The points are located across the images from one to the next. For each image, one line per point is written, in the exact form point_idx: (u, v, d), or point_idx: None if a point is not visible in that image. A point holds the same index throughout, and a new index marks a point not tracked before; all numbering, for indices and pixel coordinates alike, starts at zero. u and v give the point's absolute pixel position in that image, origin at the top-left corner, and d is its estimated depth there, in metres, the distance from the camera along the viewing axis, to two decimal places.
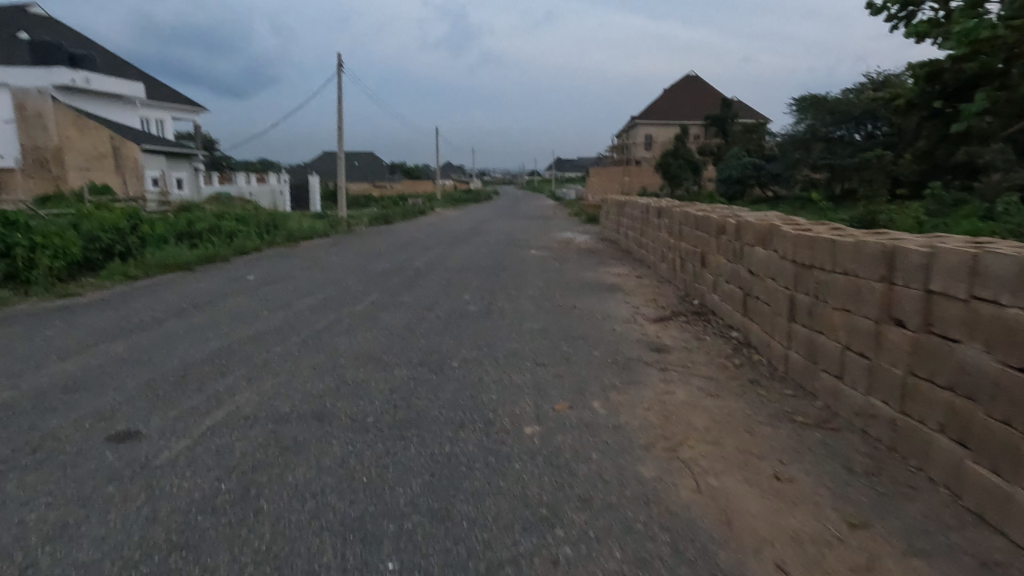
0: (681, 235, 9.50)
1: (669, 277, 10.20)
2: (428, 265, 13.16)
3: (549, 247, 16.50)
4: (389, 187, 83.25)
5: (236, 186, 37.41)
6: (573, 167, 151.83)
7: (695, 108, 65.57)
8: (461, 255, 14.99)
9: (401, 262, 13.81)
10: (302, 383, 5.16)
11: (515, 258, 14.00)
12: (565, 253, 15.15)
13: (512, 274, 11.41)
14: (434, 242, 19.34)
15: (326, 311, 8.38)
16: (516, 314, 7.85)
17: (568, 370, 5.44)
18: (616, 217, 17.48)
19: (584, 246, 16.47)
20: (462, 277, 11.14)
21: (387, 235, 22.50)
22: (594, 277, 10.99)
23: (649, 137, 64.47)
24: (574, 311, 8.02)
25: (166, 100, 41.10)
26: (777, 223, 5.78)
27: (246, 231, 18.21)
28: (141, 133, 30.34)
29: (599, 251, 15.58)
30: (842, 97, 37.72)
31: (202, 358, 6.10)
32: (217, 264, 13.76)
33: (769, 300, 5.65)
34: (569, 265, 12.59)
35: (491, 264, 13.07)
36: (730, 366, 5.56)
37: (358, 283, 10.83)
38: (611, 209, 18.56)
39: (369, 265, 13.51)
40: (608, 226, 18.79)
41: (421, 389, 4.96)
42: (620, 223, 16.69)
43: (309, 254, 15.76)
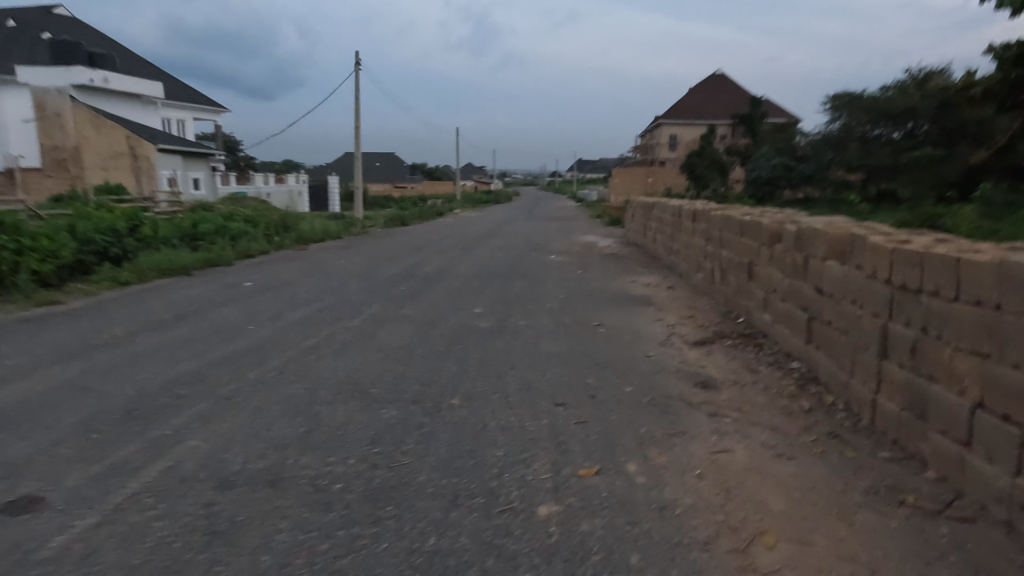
0: (721, 242, 8.35)
1: (705, 288, 9.06)
2: (439, 272, 12.18)
3: (569, 251, 15.42)
4: (409, 188, 82.81)
5: (253, 186, 37.07)
6: (596, 168, 150.02)
7: (722, 107, 63.65)
8: (475, 261, 14.01)
9: (409, 268, 12.89)
10: (267, 425, 4.21)
11: (532, 265, 12.97)
12: (587, 258, 14.07)
13: (529, 282, 10.37)
14: (449, 245, 18.40)
15: (318, 325, 7.47)
16: (530, 333, 6.83)
17: (592, 413, 4.40)
18: (642, 219, 16.27)
19: (607, 251, 15.34)
20: (474, 286, 10.16)
21: (401, 237, 21.68)
22: (619, 287, 9.89)
23: (674, 137, 62.78)
24: (599, 330, 6.95)
25: (186, 100, 41.12)
26: (858, 232, 4.64)
27: (254, 233, 17.51)
28: (158, 132, 29.92)
29: (623, 256, 14.44)
30: (880, 94, 35.73)
31: (162, 386, 5.20)
32: (218, 268, 13.01)
33: (847, 329, 4.52)
34: (591, 273, 11.49)
35: (506, 270, 12.07)
36: (798, 411, 4.45)
37: (360, 291, 9.93)
38: (636, 211, 17.34)
39: (376, 271, 12.62)
40: (633, 229, 17.60)
41: (409, 438, 3.98)
42: (647, 226, 15.53)
43: (316, 258, 14.95)
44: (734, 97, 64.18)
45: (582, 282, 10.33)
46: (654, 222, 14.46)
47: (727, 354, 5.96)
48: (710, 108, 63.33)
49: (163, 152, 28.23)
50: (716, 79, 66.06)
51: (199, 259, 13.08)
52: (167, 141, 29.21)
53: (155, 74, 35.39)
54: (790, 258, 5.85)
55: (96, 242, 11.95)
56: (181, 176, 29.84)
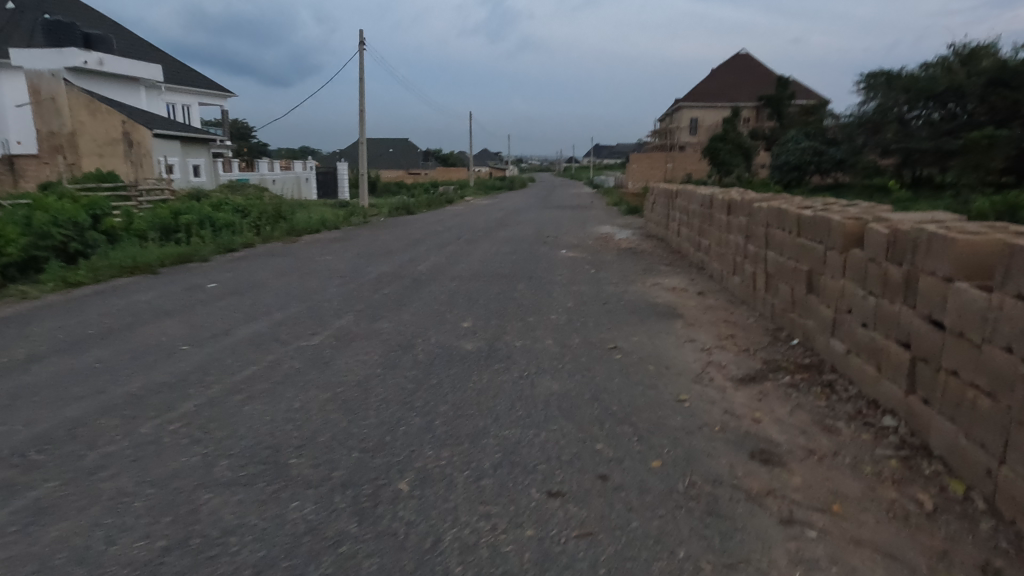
0: (768, 242, 6.75)
1: (746, 297, 7.48)
2: (432, 271, 10.75)
3: (582, 245, 13.85)
4: (422, 175, 81.29)
5: (258, 173, 35.91)
6: (614, 153, 146.91)
7: (747, 88, 60.83)
8: (475, 256, 12.55)
9: (400, 266, 11.45)
10: (116, 533, 2.82)
11: (539, 262, 11.48)
12: (601, 254, 12.52)
13: (533, 286, 8.87)
14: (452, 237, 16.92)
15: (268, 345, 6.08)
16: (526, 360, 5.36)
17: (602, 514, 2.93)
18: (664, 208, 14.61)
19: (626, 246, 13.73)
20: (470, 290, 8.71)
21: (403, 227, 20.27)
22: (639, 292, 8.35)
23: (695, 121, 60.27)
24: (614, 358, 5.44)
25: (190, 85, 40.04)
26: (1011, 241, 3.08)
27: (242, 224, 16.22)
28: (156, 117, 28.68)
29: (643, 251, 12.82)
30: (919, 72, 32.89)
31: (21, 445, 3.85)
32: (191, 265, 11.73)
33: (994, 389, 2.98)
34: (606, 273, 9.91)
35: (509, 268, 10.60)
36: (917, 515, 2.93)
37: (336, 296, 8.54)
38: (658, 199, 15.64)
39: (363, 269, 11.23)
40: (654, 220, 15.92)
41: (316, 567, 2.56)
42: (670, 216, 13.86)
43: (304, 252, 13.63)
44: (759, 78, 61.38)
45: (595, 286, 8.80)
46: (678, 212, 12.81)
47: (790, 399, 4.44)
48: (734, 90, 60.60)
49: (160, 138, 27.13)
50: (740, 59, 63.20)
51: (170, 254, 11.80)
52: (165, 126, 28.09)
53: (156, 57, 34.23)
54: (879, 269, 4.29)
55: (53, 236, 10.72)
56: (181, 163, 28.77)
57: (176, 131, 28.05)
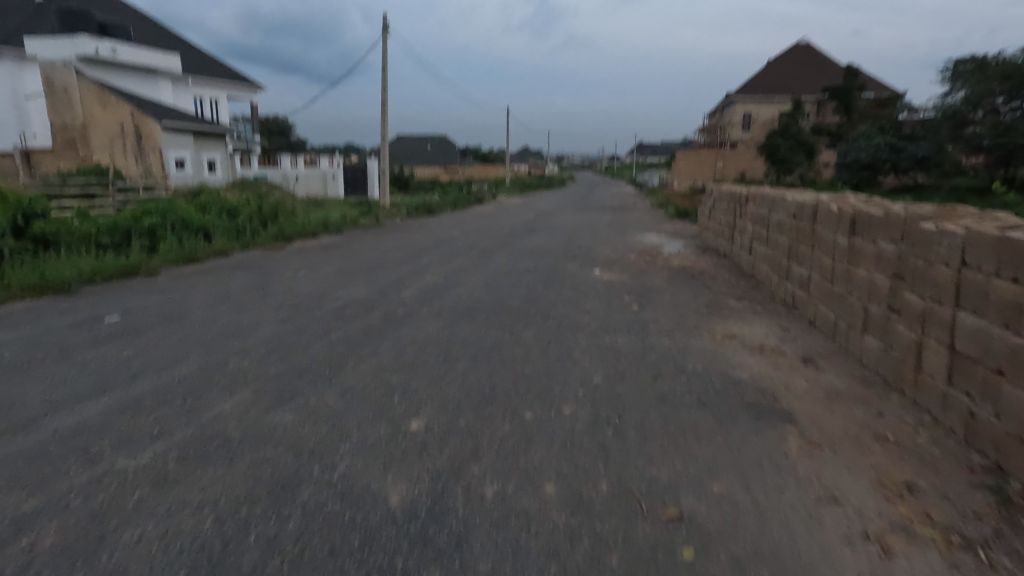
0: (962, 294, 3.71)
1: (898, 380, 4.41)
2: (417, 298, 8.04)
3: (622, 262, 10.86)
4: (459, 172, 79.17)
5: (281, 169, 34.28)
6: (659, 151, 141.44)
7: (809, 80, 55.80)
8: (482, 275, 9.78)
9: (382, 288, 8.84)
10: None
11: (562, 287, 8.60)
12: (645, 274, 9.58)
13: (544, 334, 6.04)
14: (466, 245, 14.22)
15: (59, 466, 3.47)
16: (488, 564, 2.55)
17: None
18: (728, 215, 11.48)
19: (678, 264, 10.68)
20: (452, 339, 5.95)
21: (418, 232, 17.83)
22: (706, 351, 5.43)
23: (749, 115, 55.79)
24: (677, 562, 2.56)
25: (218, 77, 38.86)
26: None
27: (223, 227, 14.06)
28: (169, 109, 27.09)
29: (702, 273, 9.79)
30: (1021, 57, 28.15)
31: None
32: (129, 280, 9.49)
33: None
34: (653, 313, 6.95)
35: (520, 297, 7.85)
36: None
37: (259, 345, 5.94)
38: (719, 203, 12.48)
39: (334, 292, 8.69)
40: (714, 229, 12.73)
41: None
42: (737, 226, 10.74)
43: (281, 264, 11.24)
44: (822, 69, 56.34)
45: (638, 337, 5.88)
46: (751, 222, 9.69)
47: None
48: (795, 82, 55.71)
49: (170, 132, 25.30)
50: (802, 49, 58.14)
51: (104, 267, 9.57)
52: (176, 119, 26.33)
53: (179, 47, 32.97)
54: None
55: None
56: (194, 158, 27.08)
57: (189, 124, 26.35)
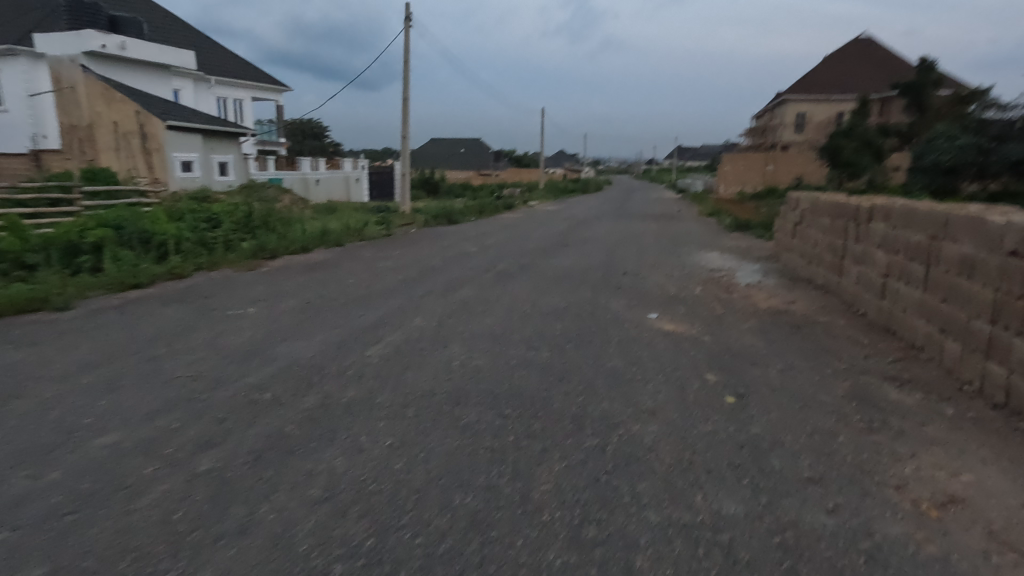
0: None
1: None
2: (382, 367, 5.29)
3: (686, 300, 7.87)
4: (492, 176, 76.79)
5: (300, 171, 32.33)
6: (699, 155, 136.05)
7: (871, 77, 51.19)
8: (490, 320, 7.00)
9: (344, 342, 6.19)
10: None
11: (604, 347, 5.73)
12: (722, 322, 6.67)
13: (575, 484, 3.21)
14: (481, 266, 11.49)
15: None
16: None
17: None
18: (832, 234, 8.38)
19: (767, 304, 7.61)
20: (403, 489, 3.18)
21: (430, 245, 15.31)
22: (929, 567, 2.51)
23: (803, 116, 51.54)
24: None
25: (240, 76, 37.44)
26: None
27: (191, 240, 11.76)
28: (178, 110, 25.30)
29: (807, 320, 6.81)
30: None
31: None
32: (21, 319, 7.16)
33: None
34: (770, 419, 4.00)
35: (537, 369, 5.10)
36: None
37: (61, 487, 3.29)
38: (814, 218, 9.36)
39: (277, 345, 6.10)
40: (805, 253, 9.60)
41: None
42: (853, 253, 7.64)
43: (238, 294, 8.71)
44: (887, 66, 51.46)
45: (762, 505, 2.99)
46: (883, 251, 6.60)
47: None
48: (855, 80, 51.20)
49: (176, 132, 23.54)
50: (862, 43, 53.57)
51: None
52: (184, 118, 24.51)
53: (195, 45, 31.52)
54: None
55: None
56: (203, 160, 25.27)
57: (197, 123, 24.57)
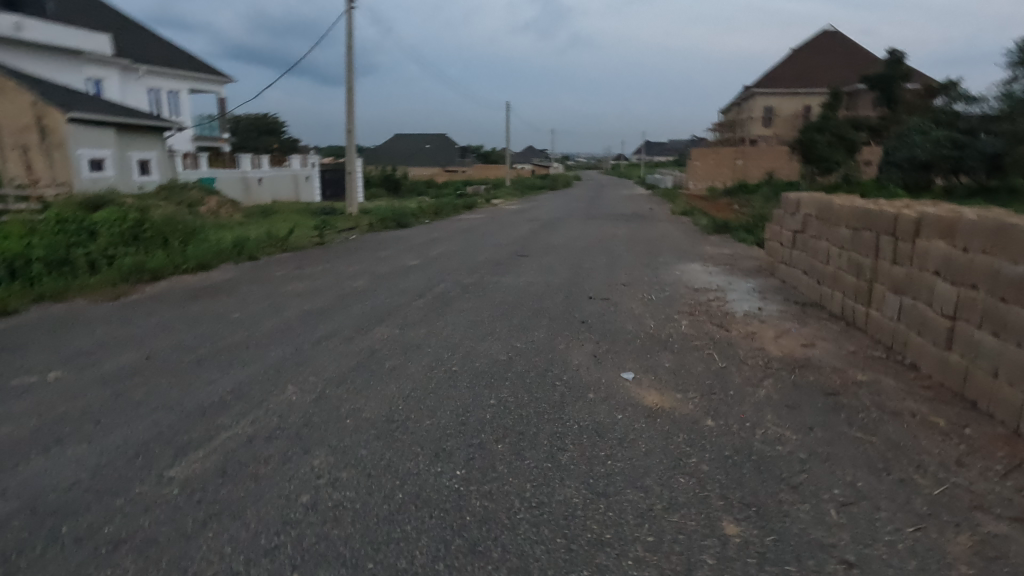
0: None
1: None
2: (168, 516, 3.05)
3: (673, 344, 5.84)
4: (457, 172, 74.25)
5: (239, 169, 29.36)
6: (667, 150, 135.92)
7: (837, 71, 50.57)
8: (396, 390, 4.81)
9: (150, 445, 3.92)
10: None
11: (553, 452, 3.63)
12: (726, 387, 4.66)
13: None
14: (415, 288, 9.25)
15: None
16: None
17: None
18: (855, 251, 6.50)
19: (781, 350, 5.63)
20: None
21: (365, 256, 12.96)
22: None
23: (771, 110, 50.61)
24: None
25: (172, 65, 34.07)
26: None
27: (40, 260, 9.17)
28: (87, 100, 22.15)
29: (844, 379, 4.83)
30: None
31: None
32: None
33: None
34: None
35: (435, 519, 2.94)
36: None
37: None
38: (825, 227, 7.47)
39: (33, 456, 3.78)
40: (813, 270, 7.71)
41: None
42: (889, 278, 5.75)
43: (63, 342, 6.30)
44: (852, 59, 50.99)
45: None
46: (951, 283, 4.68)
47: None
48: (821, 73, 50.53)
49: (82, 125, 20.49)
50: (826, 37, 53.04)
51: None
52: (93, 109, 21.43)
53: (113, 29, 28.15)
54: None
55: None
56: (118, 158, 22.25)
57: (109, 115, 21.57)
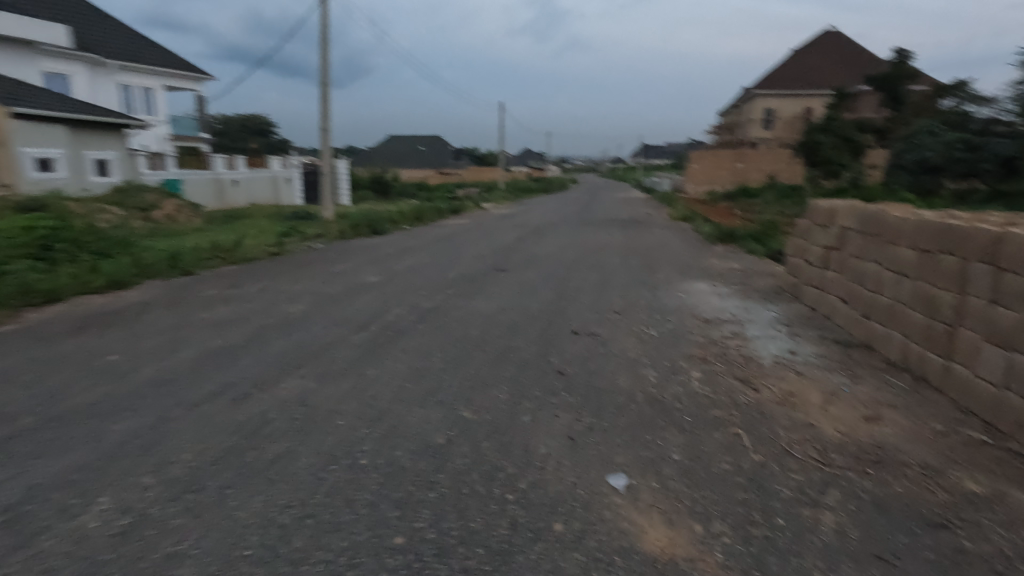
0: None
1: None
2: None
3: (683, 414, 4.17)
4: (451, 174, 72.49)
5: (210, 171, 27.54)
6: (664, 153, 134.52)
7: (838, 72, 49.17)
8: (259, 509, 3.12)
9: None
10: None
11: None
12: (770, 509, 2.98)
13: None
14: (361, 315, 7.54)
15: None
16: None
17: None
18: (924, 281, 4.86)
19: (836, 427, 3.97)
20: None
21: (319, 269, 11.26)
22: None
23: (771, 112, 49.14)
24: None
25: (146, 61, 32.27)
26: None
27: None
28: (38, 95, 20.39)
29: (950, 491, 3.15)
30: None
31: None
32: None
33: None
34: None
35: None
36: None
37: None
38: (874, 246, 5.83)
39: None
40: (857, 299, 6.06)
41: None
42: (985, 323, 4.10)
43: None
44: (855, 60, 49.52)
45: None
46: None
47: None
48: (821, 75, 49.14)
49: (27, 122, 18.72)
50: (826, 37, 51.67)
51: None
52: (41, 103, 19.66)
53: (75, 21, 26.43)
54: None
55: None
56: (70, 157, 20.48)
57: (61, 110, 19.86)
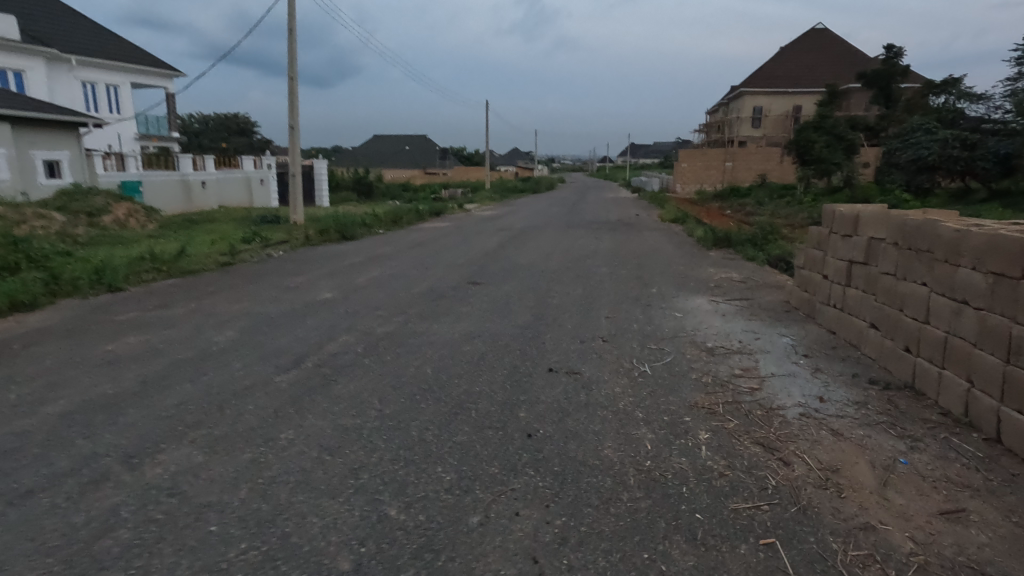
0: None
1: None
2: None
3: (693, 512, 3.00)
4: (437, 175, 71.07)
5: (177, 171, 26.03)
6: (652, 152, 134.03)
7: (828, 69, 48.48)
8: None
9: None
10: None
11: None
12: None
13: None
14: (298, 346, 6.28)
15: None
16: None
17: None
18: (999, 315, 3.74)
19: (909, 532, 2.83)
20: None
21: (270, 283, 9.96)
22: None
23: (761, 110, 48.34)
24: None
25: (110, 56, 30.62)
26: None
27: None
28: None
29: None
30: None
31: None
32: None
33: None
34: None
35: None
36: None
37: None
38: (919, 264, 4.70)
39: None
40: (896, 327, 4.93)
41: None
42: None
43: None
44: (844, 58, 48.90)
45: None
46: None
47: None
48: (811, 73, 48.45)
49: None
50: (816, 35, 50.99)
51: None
52: None
53: None
54: None
55: None
56: (16, 157, 18.92)
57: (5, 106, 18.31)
